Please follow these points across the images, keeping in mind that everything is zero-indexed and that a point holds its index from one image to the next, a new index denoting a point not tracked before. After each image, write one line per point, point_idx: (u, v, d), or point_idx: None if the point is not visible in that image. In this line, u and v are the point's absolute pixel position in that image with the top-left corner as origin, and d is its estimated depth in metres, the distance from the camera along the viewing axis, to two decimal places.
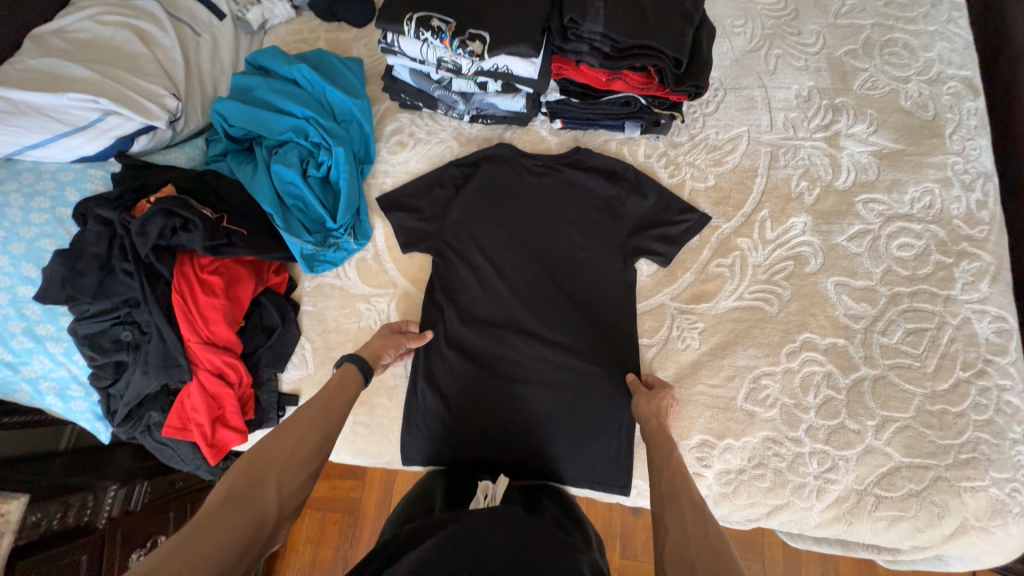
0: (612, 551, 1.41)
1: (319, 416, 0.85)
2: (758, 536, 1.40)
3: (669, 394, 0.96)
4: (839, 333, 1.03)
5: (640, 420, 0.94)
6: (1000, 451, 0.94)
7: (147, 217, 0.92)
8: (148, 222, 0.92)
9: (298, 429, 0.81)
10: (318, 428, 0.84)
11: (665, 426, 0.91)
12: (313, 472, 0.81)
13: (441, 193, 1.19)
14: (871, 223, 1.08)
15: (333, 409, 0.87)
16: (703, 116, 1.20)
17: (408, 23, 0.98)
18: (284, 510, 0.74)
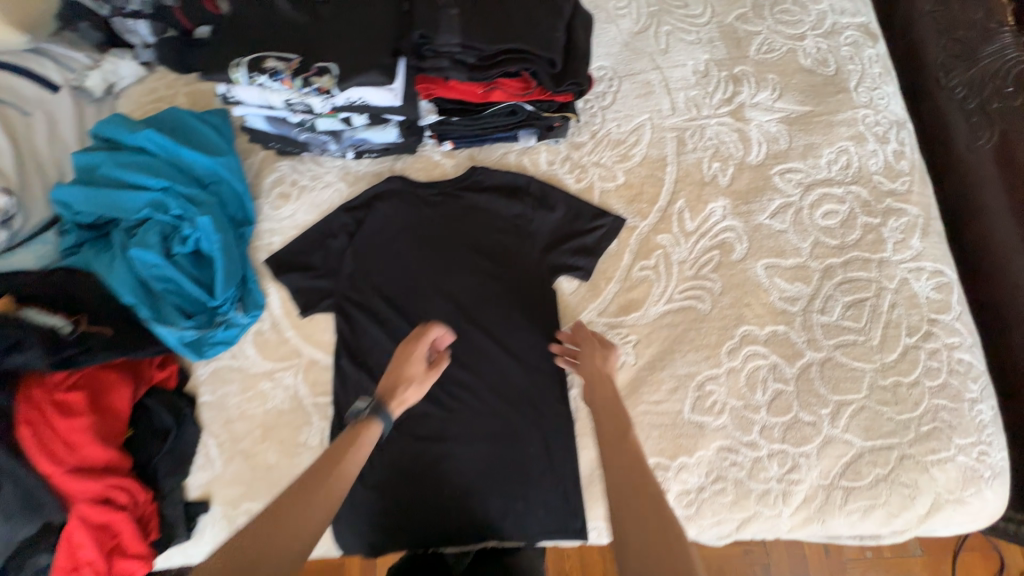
0: None
1: (314, 467, 0.70)
2: None
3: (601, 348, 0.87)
4: (778, 319, 0.95)
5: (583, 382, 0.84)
6: (960, 415, 0.88)
7: None
8: None
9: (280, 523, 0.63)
10: (346, 481, 0.70)
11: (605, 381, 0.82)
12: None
13: (335, 244, 1.08)
14: (791, 194, 1.01)
15: (357, 447, 0.74)
16: (601, 109, 1.12)
17: (236, 68, 0.86)
18: None
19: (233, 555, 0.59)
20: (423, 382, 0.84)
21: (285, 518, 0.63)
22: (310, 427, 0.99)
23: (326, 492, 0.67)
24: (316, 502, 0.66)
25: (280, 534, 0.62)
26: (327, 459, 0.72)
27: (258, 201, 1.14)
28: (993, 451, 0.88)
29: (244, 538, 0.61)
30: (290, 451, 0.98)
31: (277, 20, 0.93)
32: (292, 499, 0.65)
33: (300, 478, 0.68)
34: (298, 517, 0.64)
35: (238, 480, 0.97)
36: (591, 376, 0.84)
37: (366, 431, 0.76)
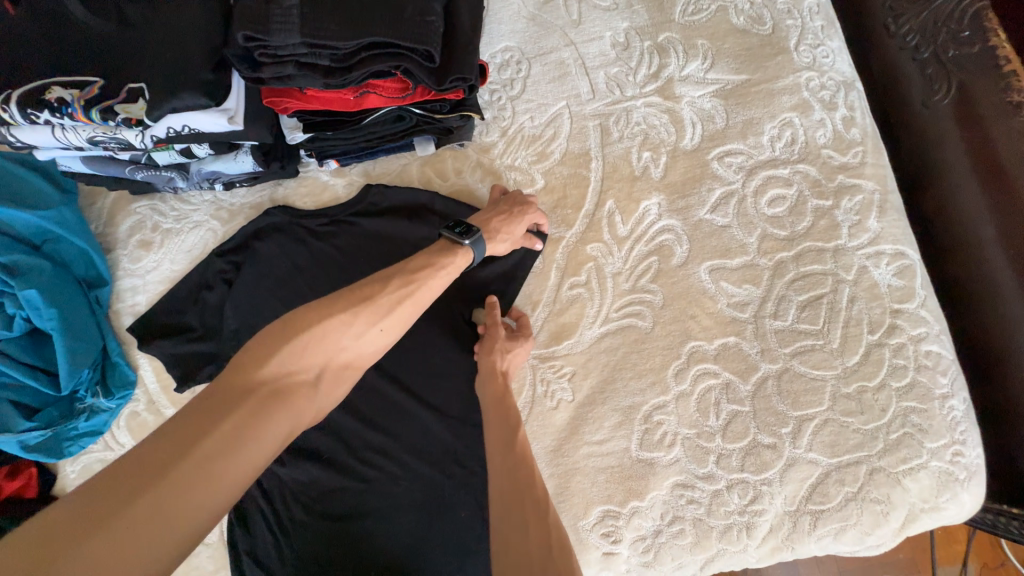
0: None
1: (396, 282, 0.69)
2: None
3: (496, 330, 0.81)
4: (728, 330, 0.83)
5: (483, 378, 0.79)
6: (931, 417, 0.79)
7: None
8: None
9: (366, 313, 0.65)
10: (423, 303, 0.71)
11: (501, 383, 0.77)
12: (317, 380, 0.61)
13: (212, 296, 0.90)
14: (732, 182, 0.88)
15: (438, 276, 0.72)
16: (511, 100, 0.95)
17: (6, 107, 0.65)
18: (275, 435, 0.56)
19: (302, 348, 0.61)
20: (512, 243, 0.83)
21: (355, 330, 0.64)
22: None
23: (406, 310, 0.68)
24: (391, 317, 0.67)
25: (352, 336, 0.64)
26: (402, 276, 0.69)
27: (115, 255, 0.94)
28: (968, 449, 0.79)
29: (320, 329, 0.62)
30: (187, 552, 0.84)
31: (64, 32, 0.71)
32: (371, 309, 0.65)
33: (387, 286, 0.67)
34: (366, 338, 0.65)
35: None
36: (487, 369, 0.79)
37: (452, 261, 0.74)
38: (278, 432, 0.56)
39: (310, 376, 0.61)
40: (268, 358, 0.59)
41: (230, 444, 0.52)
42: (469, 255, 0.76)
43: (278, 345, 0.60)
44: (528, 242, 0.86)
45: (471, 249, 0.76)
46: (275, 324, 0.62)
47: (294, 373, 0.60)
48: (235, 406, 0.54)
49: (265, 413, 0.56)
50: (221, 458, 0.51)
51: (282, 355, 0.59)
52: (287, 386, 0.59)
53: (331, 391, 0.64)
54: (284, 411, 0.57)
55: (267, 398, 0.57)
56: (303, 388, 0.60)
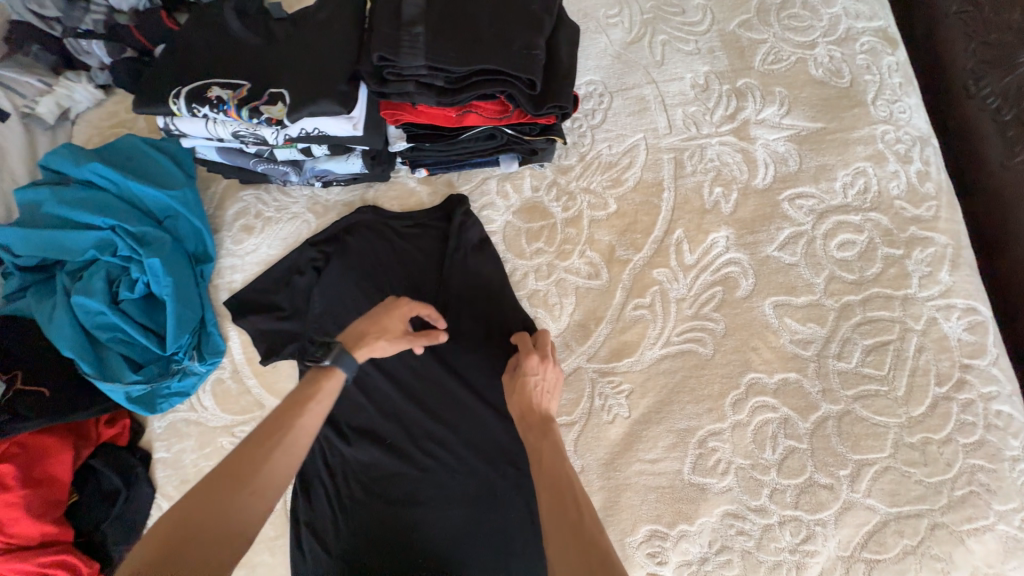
0: None
1: (259, 438, 0.61)
2: None
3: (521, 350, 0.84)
4: (789, 365, 0.84)
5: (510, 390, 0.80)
6: (1000, 478, 0.77)
7: None
8: None
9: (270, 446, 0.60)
10: (301, 448, 0.63)
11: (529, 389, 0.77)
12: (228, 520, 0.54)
13: (301, 281, 0.98)
14: (802, 223, 0.90)
15: (310, 413, 0.65)
16: (591, 128, 1.01)
17: (176, 101, 0.77)
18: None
19: (164, 547, 0.51)
20: (391, 342, 0.76)
21: (223, 503, 0.55)
22: None
23: (279, 458, 0.60)
24: (265, 471, 0.59)
25: (218, 511, 0.54)
26: (266, 425, 0.63)
27: (220, 235, 1.05)
28: None
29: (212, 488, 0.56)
30: None
31: (224, 42, 0.83)
32: (240, 473, 0.58)
33: (248, 444, 0.60)
34: (238, 507, 0.55)
35: None
36: (517, 399, 0.78)
37: (319, 390, 0.67)
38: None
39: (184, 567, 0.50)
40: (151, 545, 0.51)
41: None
42: (337, 379, 0.69)
43: (139, 556, 0.51)
44: (428, 337, 0.79)
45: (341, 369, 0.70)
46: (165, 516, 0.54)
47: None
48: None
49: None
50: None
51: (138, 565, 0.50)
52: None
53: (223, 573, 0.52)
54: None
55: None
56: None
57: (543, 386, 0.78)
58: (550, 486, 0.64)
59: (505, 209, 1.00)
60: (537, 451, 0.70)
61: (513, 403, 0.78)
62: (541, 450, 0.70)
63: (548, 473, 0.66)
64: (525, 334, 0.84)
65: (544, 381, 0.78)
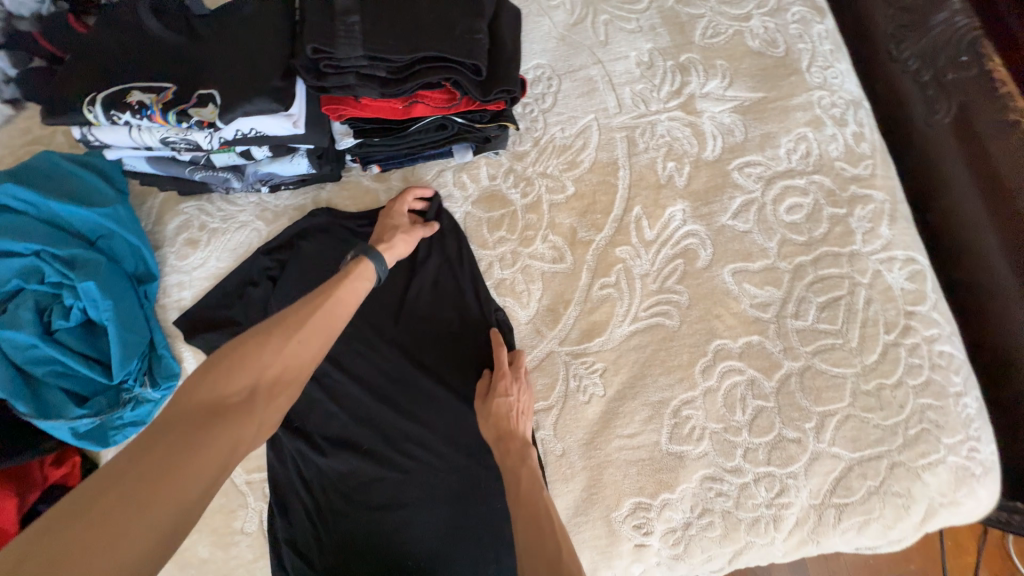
0: None
1: (303, 304, 0.72)
2: None
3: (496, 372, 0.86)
4: (751, 329, 0.87)
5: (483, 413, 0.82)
6: (947, 413, 0.83)
7: None
8: None
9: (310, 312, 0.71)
10: (338, 315, 0.73)
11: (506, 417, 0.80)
12: (274, 366, 0.66)
13: (256, 292, 0.94)
14: (752, 190, 0.93)
15: (344, 289, 0.76)
16: (542, 112, 1.01)
17: (91, 108, 0.71)
18: (243, 416, 0.61)
19: (225, 374, 0.63)
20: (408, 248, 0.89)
21: (275, 349, 0.66)
22: (245, 510, 0.86)
23: (319, 322, 0.71)
24: (307, 331, 0.69)
25: (272, 353, 0.66)
26: (308, 296, 0.73)
27: (162, 252, 0.98)
28: (982, 445, 0.83)
29: (262, 337, 0.67)
30: (224, 544, 0.85)
31: (140, 42, 0.77)
32: (286, 327, 0.68)
33: (293, 307, 0.71)
34: (287, 352, 0.67)
35: None
36: (493, 420, 0.80)
37: (357, 270, 0.80)
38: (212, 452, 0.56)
39: (242, 394, 0.62)
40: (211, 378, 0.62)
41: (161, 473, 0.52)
42: (369, 265, 0.82)
43: (206, 378, 0.62)
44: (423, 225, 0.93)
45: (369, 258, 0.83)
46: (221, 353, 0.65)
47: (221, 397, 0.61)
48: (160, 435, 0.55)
49: (199, 435, 0.56)
50: (156, 488, 0.51)
51: (206, 385, 0.61)
52: (216, 410, 0.60)
53: (269, 408, 0.64)
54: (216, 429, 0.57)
55: (194, 423, 0.58)
56: (235, 405, 0.61)
57: (518, 408, 0.81)
58: (526, 516, 0.70)
59: (464, 200, 0.98)
60: (515, 479, 0.75)
61: (487, 422, 0.81)
62: (519, 477, 0.75)
63: (527, 505, 0.72)
64: (502, 339, 0.88)
65: (518, 403, 0.82)
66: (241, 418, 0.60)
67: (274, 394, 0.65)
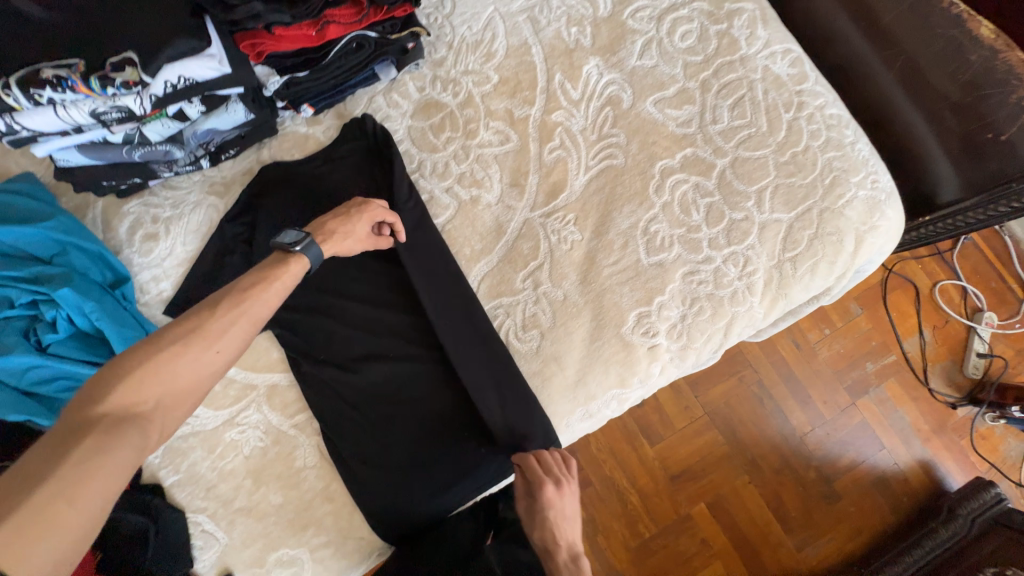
0: (643, 445, 1.61)
1: (221, 308, 0.68)
2: (737, 370, 1.67)
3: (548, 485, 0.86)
4: (683, 144, 1.01)
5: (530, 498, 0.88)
6: (848, 159, 1.01)
7: None
8: None
9: (230, 316, 0.68)
10: (262, 315, 0.71)
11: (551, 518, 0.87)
12: (189, 373, 0.63)
13: (235, 259, 0.95)
14: (648, 30, 1.05)
15: (270, 290, 0.73)
16: (447, 17, 1.07)
17: (8, 91, 0.69)
18: (147, 427, 0.58)
19: (137, 379, 0.59)
20: (361, 242, 0.88)
21: (192, 354, 0.63)
22: (302, 448, 0.91)
23: (241, 330, 0.68)
24: (226, 338, 0.67)
25: (187, 363, 0.63)
26: (229, 298, 0.69)
27: (125, 255, 0.97)
28: (881, 175, 1.02)
29: (181, 340, 0.63)
30: (293, 484, 0.89)
31: (24, 27, 0.74)
32: (203, 335, 0.65)
33: (210, 315, 0.66)
34: (204, 358, 0.64)
35: (253, 537, 0.88)
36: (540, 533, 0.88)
37: (291, 267, 0.77)
38: (118, 465, 0.54)
39: (149, 408, 0.60)
40: (122, 379, 0.58)
41: (65, 489, 0.50)
42: (300, 262, 0.78)
43: (109, 383, 0.58)
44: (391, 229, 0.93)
45: (302, 253, 0.78)
46: (126, 355, 0.61)
47: (132, 405, 0.58)
48: (59, 454, 0.52)
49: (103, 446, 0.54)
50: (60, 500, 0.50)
51: (118, 390, 0.58)
52: (124, 418, 0.57)
53: (176, 417, 0.63)
54: (123, 439, 0.55)
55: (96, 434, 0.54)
56: (146, 415, 0.59)
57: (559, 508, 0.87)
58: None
59: (402, 117, 1.03)
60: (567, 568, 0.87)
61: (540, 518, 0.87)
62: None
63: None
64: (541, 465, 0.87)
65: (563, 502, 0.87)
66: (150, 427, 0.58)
67: (180, 408, 0.63)
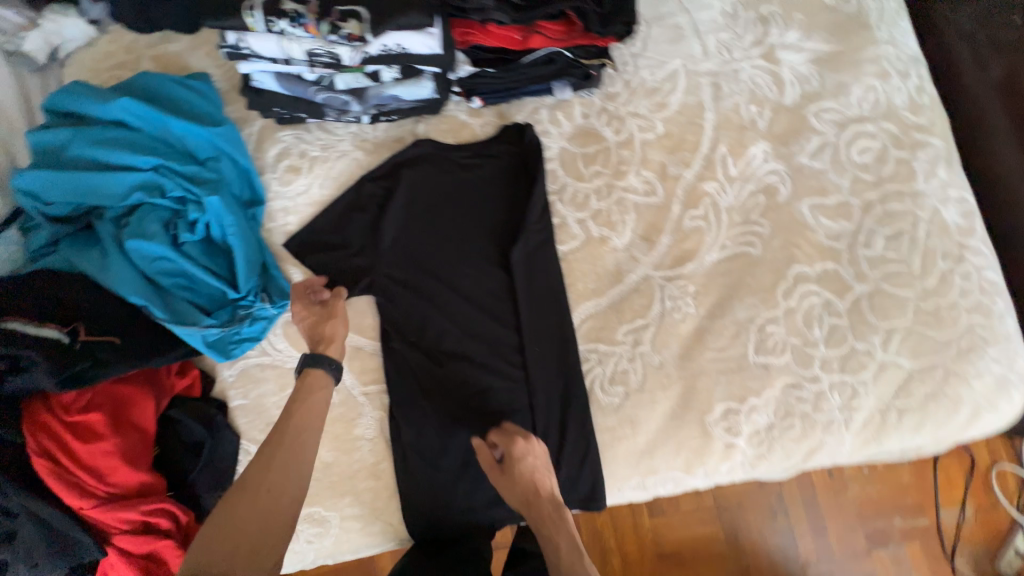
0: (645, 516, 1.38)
1: (265, 447, 0.75)
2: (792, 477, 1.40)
3: (520, 457, 0.81)
4: (826, 257, 0.97)
5: (506, 464, 0.82)
6: (992, 329, 0.95)
7: None
8: None
9: (295, 425, 0.77)
10: (319, 418, 0.80)
11: (532, 481, 0.80)
12: (275, 487, 0.71)
13: (363, 217, 0.97)
14: (827, 133, 1.02)
15: (319, 393, 0.82)
16: (634, 56, 1.07)
17: (249, 12, 0.73)
18: (253, 544, 0.66)
19: (234, 507, 0.68)
20: (342, 328, 0.87)
21: (272, 469, 0.72)
22: (365, 418, 0.91)
23: (286, 457, 0.74)
24: (277, 473, 0.72)
25: (270, 479, 0.71)
26: (287, 413, 0.79)
27: (264, 178, 1.00)
28: (1019, 358, 0.96)
29: (259, 462, 0.73)
30: (347, 448, 0.90)
31: None
32: (275, 449, 0.74)
33: (280, 428, 0.77)
34: (286, 469, 0.73)
35: None
36: (521, 488, 0.80)
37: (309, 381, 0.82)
38: None
39: (253, 525, 0.67)
40: (220, 517, 0.67)
41: None
42: (320, 375, 0.83)
43: (216, 521, 0.66)
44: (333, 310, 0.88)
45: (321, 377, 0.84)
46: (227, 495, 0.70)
47: (234, 532, 0.66)
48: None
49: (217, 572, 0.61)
50: None
51: (221, 524, 0.66)
52: (233, 545, 0.65)
53: (280, 536, 0.69)
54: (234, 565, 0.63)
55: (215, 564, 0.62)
56: (251, 539, 0.66)
57: (537, 467, 0.81)
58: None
59: (560, 136, 1.03)
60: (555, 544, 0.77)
61: (518, 482, 0.80)
62: (558, 549, 0.77)
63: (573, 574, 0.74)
64: (512, 431, 0.84)
65: (536, 460, 0.82)
66: (255, 548, 0.65)
67: (286, 520, 0.70)
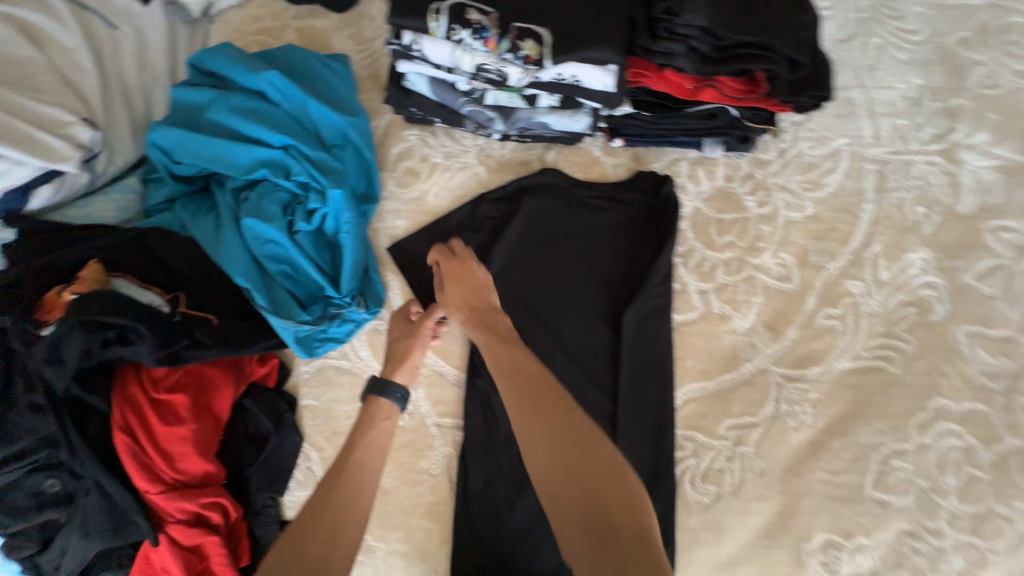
0: None
1: (322, 483, 0.66)
2: None
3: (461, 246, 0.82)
4: (976, 395, 0.84)
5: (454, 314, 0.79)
6: None
7: (61, 335, 0.65)
8: (63, 342, 0.65)
9: (360, 455, 0.69)
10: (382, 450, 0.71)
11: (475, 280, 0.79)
12: (337, 527, 0.61)
13: (475, 239, 0.91)
14: (1003, 256, 0.89)
15: (387, 425, 0.74)
16: (794, 125, 0.98)
17: (435, 16, 0.72)
18: None
19: (289, 546, 0.58)
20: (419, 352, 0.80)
21: (334, 505, 0.63)
22: (434, 452, 0.84)
23: (345, 497, 0.64)
24: (335, 511, 0.62)
25: (329, 515, 0.62)
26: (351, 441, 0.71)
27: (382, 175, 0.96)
28: None
29: (320, 494, 0.64)
30: (408, 479, 0.84)
31: None
32: (336, 480, 0.66)
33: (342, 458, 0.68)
34: (347, 506, 0.63)
35: None
36: (466, 290, 0.78)
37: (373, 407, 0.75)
38: None
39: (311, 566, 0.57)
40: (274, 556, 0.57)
41: None
42: (385, 403, 0.76)
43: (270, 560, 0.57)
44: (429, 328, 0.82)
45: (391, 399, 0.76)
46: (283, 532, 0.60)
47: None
48: None
49: None
50: None
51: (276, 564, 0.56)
52: None
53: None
54: None
55: None
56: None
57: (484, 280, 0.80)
58: (566, 456, 0.55)
59: (696, 196, 0.95)
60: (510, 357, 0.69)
61: (457, 294, 0.79)
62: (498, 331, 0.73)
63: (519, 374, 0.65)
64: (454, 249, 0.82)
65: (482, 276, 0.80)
66: None
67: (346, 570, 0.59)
